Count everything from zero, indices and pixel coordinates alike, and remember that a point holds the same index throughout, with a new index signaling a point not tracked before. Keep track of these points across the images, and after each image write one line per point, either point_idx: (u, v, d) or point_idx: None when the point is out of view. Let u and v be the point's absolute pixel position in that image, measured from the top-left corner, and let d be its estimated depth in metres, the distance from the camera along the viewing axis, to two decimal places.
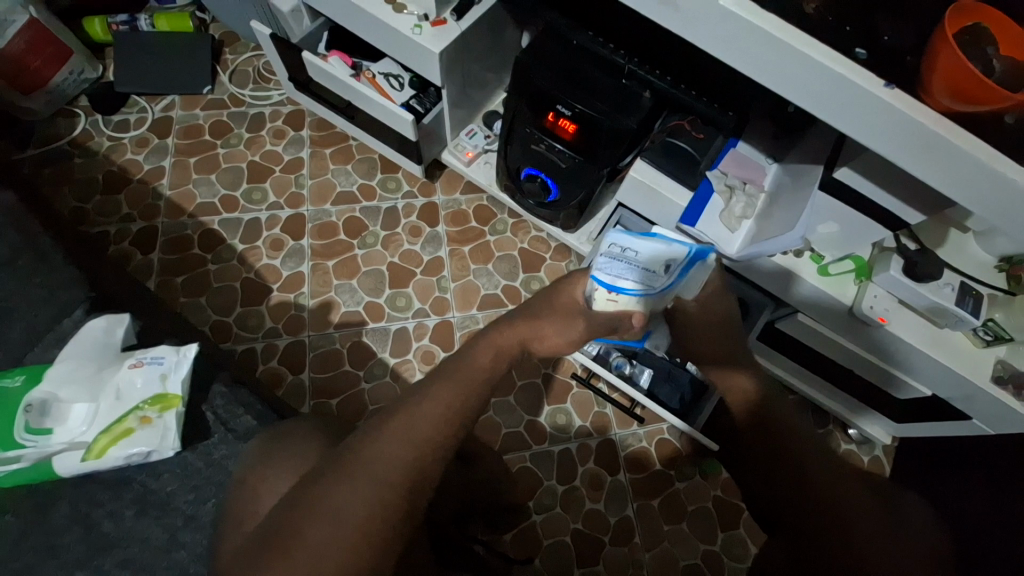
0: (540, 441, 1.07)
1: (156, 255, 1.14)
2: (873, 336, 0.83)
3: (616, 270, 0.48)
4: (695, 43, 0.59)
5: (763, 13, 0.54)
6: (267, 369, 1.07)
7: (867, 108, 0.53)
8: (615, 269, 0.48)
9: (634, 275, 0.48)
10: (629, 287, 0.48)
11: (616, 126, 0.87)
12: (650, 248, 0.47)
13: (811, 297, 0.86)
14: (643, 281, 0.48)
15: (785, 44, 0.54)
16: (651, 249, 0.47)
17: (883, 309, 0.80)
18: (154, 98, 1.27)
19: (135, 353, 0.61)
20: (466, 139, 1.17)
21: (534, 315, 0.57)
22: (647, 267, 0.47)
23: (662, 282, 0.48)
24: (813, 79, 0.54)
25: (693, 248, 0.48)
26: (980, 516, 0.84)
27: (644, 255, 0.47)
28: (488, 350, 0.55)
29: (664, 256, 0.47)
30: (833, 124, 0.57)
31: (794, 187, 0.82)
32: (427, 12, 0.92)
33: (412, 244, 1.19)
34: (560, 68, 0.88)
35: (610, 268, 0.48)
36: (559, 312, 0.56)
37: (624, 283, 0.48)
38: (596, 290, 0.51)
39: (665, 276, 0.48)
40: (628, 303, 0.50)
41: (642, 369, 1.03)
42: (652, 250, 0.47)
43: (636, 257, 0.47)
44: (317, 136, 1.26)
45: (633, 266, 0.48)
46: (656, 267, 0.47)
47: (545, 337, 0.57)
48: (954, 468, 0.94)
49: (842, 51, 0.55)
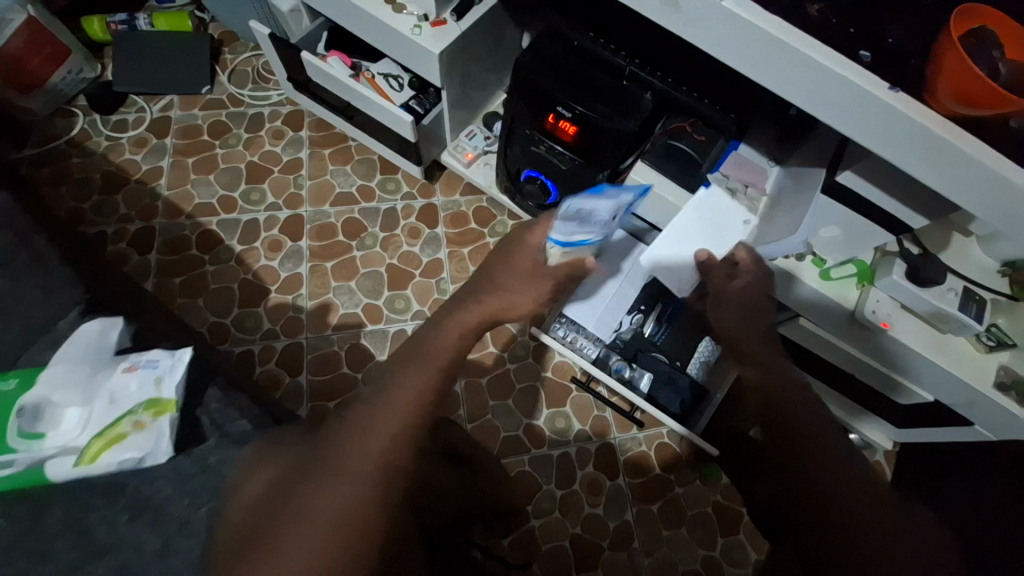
0: (539, 445, 1.06)
1: (153, 256, 1.13)
2: (876, 341, 0.83)
3: (572, 227, 0.61)
4: (697, 45, 0.59)
5: (766, 16, 0.53)
6: (264, 372, 1.06)
7: (872, 112, 0.53)
8: (574, 228, 0.62)
9: (587, 230, 0.63)
10: (582, 239, 0.63)
11: (616, 128, 0.85)
12: (600, 204, 0.62)
13: (812, 302, 0.85)
14: (592, 233, 0.64)
15: (787, 46, 0.53)
16: (600, 205, 0.62)
17: (886, 314, 0.79)
18: (153, 97, 1.27)
19: (128, 357, 0.60)
20: (466, 140, 1.17)
21: (499, 286, 0.60)
22: (598, 221, 0.63)
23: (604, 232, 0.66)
24: (817, 82, 0.54)
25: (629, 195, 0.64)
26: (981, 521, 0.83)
27: (595, 212, 0.62)
28: (457, 329, 0.57)
29: (612, 207, 0.62)
30: (836, 127, 0.56)
31: (796, 190, 0.82)
32: (426, 12, 0.91)
33: (411, 246, 1.18)
34: (561, 69, 0.87)
35: (569, 229, 0.61)
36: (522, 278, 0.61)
37: (579, 237, 0.63)
38: (556, 250, 0.62)
39: (607, 223, 0.64)
40: (579, 252, 0.65)
41: (641, 373, 1.01)
42: (600, 206, 0.62)
43: (589, 213, 0.62)
44: (316, 137, 1.26)
45: (586, 222, 0.62)
46: (604, 218, 0.63)
47: (516, 306, 0.60)
48: (957, 475, 0.93)
49: (846, 54, 0.54)
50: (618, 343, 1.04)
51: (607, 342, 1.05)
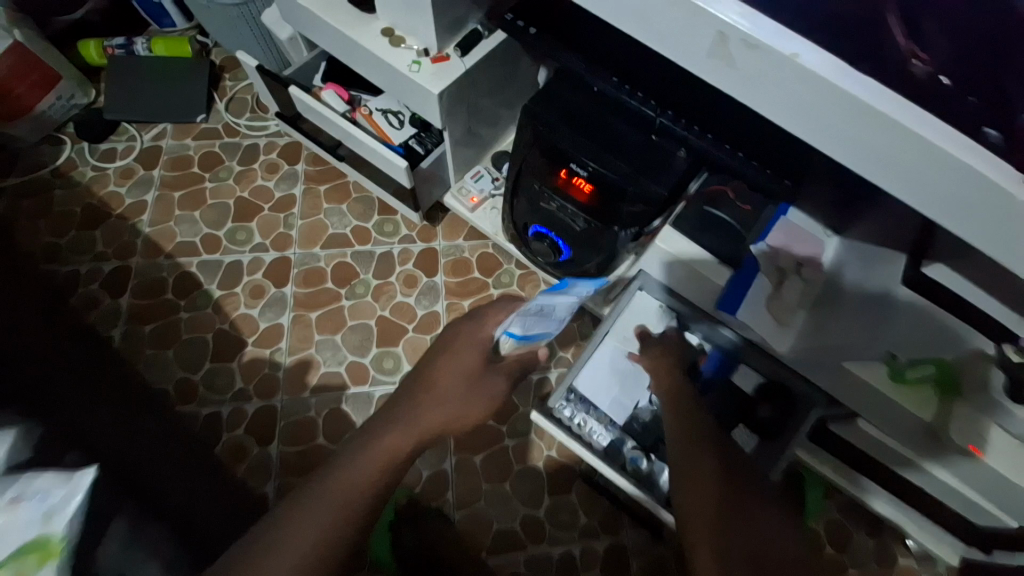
0: (537, 541, 0.91)
1: (126, 300, 1.04)
2: (965, 463, 0.64)
3: (528, 324, 0.58)
4: (753, 107, 0.45)
5: (853, 76, 0.40)
6: (231, 439, 0.95)
7: (1000, 212, 0.38)
8: (528, 325, 0.59)
9: (547, 325, 0.60)
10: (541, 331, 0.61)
11: (641, 191, 0.72)
12: (561, 301, 0.59)
13: (879, 405, 0.67)
14: (551, 325, 0.61)
15: (882, 118, 0.39)
16: (561, 303, 0.59)
17: (975, 435, 0.60)
18: (145, 125, 1.19)
19: (7, 488, 0.45)
20: (471, 182, 1.05)
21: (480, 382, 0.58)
22: (556, 316, 0.61)
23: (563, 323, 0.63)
24: (921, 170, 0.40)
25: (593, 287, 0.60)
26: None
27: (555, 309, 0.59)
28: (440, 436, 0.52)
29: (570, 306, 0.59)
30: (943, 223, 0.42)
31: (863, 272, 0.69)
32: (427, 46, 0.81)
33: (405, 297, 1.06)
34: (577, 117, 0.75)
35: (522, 325, 0.58)
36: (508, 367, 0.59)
37: (535, 332, 0.60)
38: (506, 341, 0.60)
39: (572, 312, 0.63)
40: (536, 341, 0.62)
41: (662, 466, 0.86)
42: (560, 303, 0.59)
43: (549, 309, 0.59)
44: (312, 172, 1.16)
45: (542, 317, 0.59)
46: (564, 315, 0.61)
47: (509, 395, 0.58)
48: None
49: (963, 131, 0.39)
50: (634, 428, 0.88)
51: (621, 426, 0.89)
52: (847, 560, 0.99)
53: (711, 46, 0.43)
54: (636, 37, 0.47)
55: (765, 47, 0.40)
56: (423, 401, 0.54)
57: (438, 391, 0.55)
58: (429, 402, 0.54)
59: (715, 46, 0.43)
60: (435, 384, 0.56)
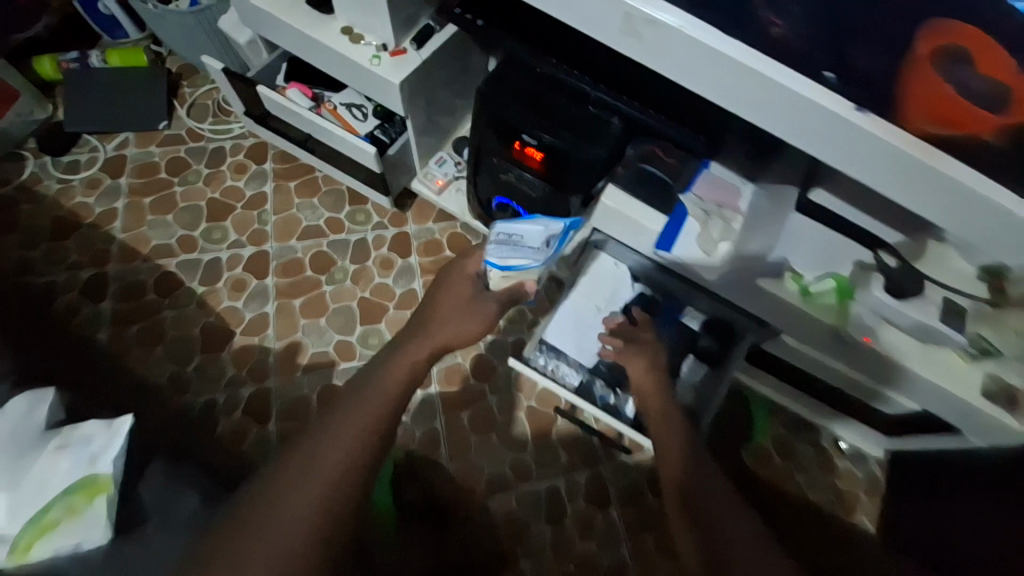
0: (525, 481, 1.02)
1: (107, 305, 1.07)
2: (868, 359, 0.82)
3: (505, 253, 0.70)
4: (661, 71, 0.57)
5: (727, 41, 0.52)
6: (229, 423, 1.00)
7: (844, 135, 0.53)
8: (504, 251, 0.70)
9: (521, 253, 0.70)
10: (517, 262, 0.70)
11: (585, 155, 0.84)
12: (529, 232, 0.71)
13: (795, 317, 0.84)
14: (528, 255, 0.70)
15: (751, 73, 0.52)
16: (529, 233, 0.71)
17: (867, 329, 0.80)
18: (106, 136, 1.21)
19: (57, 435, 0.54)
20: (435, 167, 1.14)
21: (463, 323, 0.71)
22: (530, 246, 0.70)
23: (542, 255, 0.71)
24: (785, 108, 0.54)
25: (561, 226, 0.73)
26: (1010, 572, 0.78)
27: (525, 238, 0.71)
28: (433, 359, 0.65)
29: (542, 234, 0.71)
30: (811, 150, 0.56)
31: (771, 210, 0.82)
32: (385, 42, 0.89)
33: (383, 278, 1.14)
34: (524, 96, 0.85)
35: (499, 252, 0.70)
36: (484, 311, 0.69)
37: (513, 261, 0.69)
38: (492, 272, 0.71)
39: (546, 248, 0.71)
40: (518, 273, 0.71)
41: (626, 399, 0.99)
42: (530, 232, 0.71)
43: (519, 239, 0.71)
44: (280, 169, 1.21)
45: (516, 245, 0.70)
46: (537, 244, 0.70)
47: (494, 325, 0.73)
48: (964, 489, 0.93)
49: (808, 77, 0.52)
50: (601, 369, 1.00)
51: (589, 368, 1.01)
52: (793, 465, 1.15)
53: (622, 25, 0.54)
54: (564, 21, 0.58)
55: (661, 24, 0.52)
56: (430, 334, 0.69)
57: (439, 326, 0.70)
58: (437, 328, 0.70)
59: (624, 24, 0.54)
60: (436, 312, 0.71)
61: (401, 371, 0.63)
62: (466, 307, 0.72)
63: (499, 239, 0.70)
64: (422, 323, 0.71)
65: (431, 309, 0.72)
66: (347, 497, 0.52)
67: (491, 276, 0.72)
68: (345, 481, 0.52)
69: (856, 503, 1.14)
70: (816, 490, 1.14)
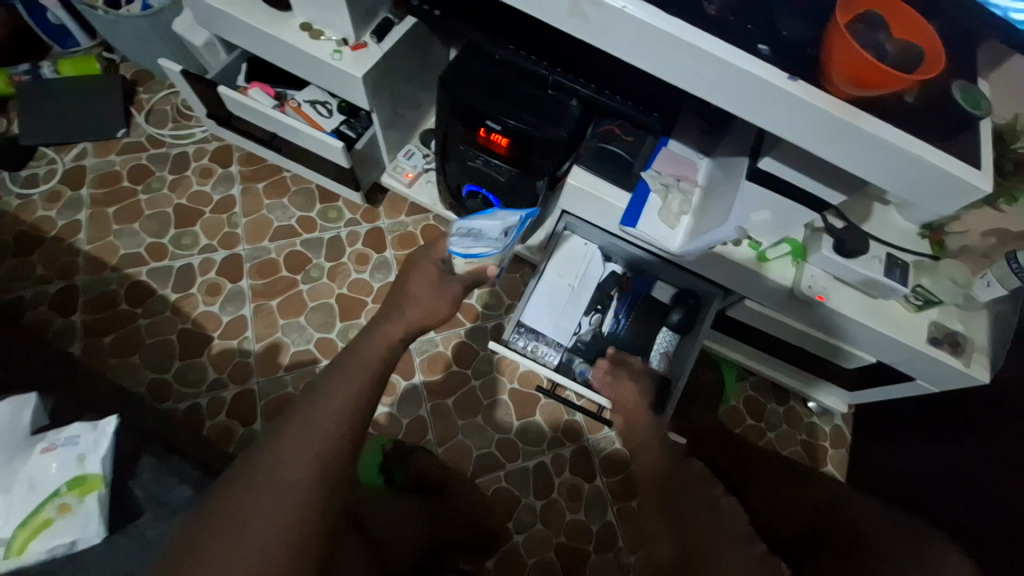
0: (513, 459, 1.05)
1: (79, 317, 1.06)
2: (823, 314, 0.88)
3: (467, 243, 0.71)
4: (609, 51, 0.60)
5: (668, 19, 0.55)
6: (215, 425, 1.01)
7: (779, 102, 0.56)
8: (466, 242, 0.71)
9: (482, 244, 0.71)
10: (479, 252, 0.71)
11: (547, 136, 0.86)
12: (489, 223, 0.71)
13: (755, 281, 0.89)
14: (488, 245, 0.71)
15: (693, 47, 0.55)
16: (489, 224, 0.71)
17: (821, 287, 0.84)
18: (63, 147, 1.18)
19: (45, 437, 0.54)
20: (403, 160, 1.15)
21: (438, 305, 0.73)
22: (489, 237, 0.71)
23: (501, 244, 0.73)
24: (725, 79, 0.57)
25: (520, 216, 0.72)
26: (961, 499, 0.86)
27: (485, 230, 0.71)
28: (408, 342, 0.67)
29: (499, 227, 0.71)
30: (752, 119, 0.60)
31: (724, 181, 0.83)
32: (345, 36, 0.90)
33: (360, 273, 1.15)
34: (485, 84, 0.87)
35: (462, 242, 0.71)
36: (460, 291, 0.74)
37: (475, 251, 0.71)
38: (456, 259, 0.74)
39: (505, 238, 0.72)
40: (482, 261, 0.73)
41: None
42: (489, 225, 0.70)
43: (480, 231, 0.71)
44: (247, 172, 1.20)
45: (477, 237, 0.71)
46: (496, 236, 0.71)
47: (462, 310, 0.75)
48: (924, 430, 1.00)
49: (744, 49, 0.56)
50: (579, 346, 1.06)
51: (568, 346, 1.05)
52: (765, 425, 1.22)
53: (569, 8, 0.57)
54: (514, 6, 0.60)
55: (605, 5, 0.55)
56: (404, 313, 0.71)
57: (412, 303, 0.72)
58: (411, 305, 0.72)
59: (571, 7, 0.57)
60: (410, 291, 0.73)
61: (379, 343, 0.67)
62: (437, 287, 0.74)
63: (460, 233, 0.70)
64: (396, 300, 0.73)
65: (404, 286, 0.73)
66: (338, 468, 0.55)
67: (454, 262, 0.74)
68: (337, 458, 0.55)
69: (825, 454, 1.21)
70: (788, 446, 1.21)
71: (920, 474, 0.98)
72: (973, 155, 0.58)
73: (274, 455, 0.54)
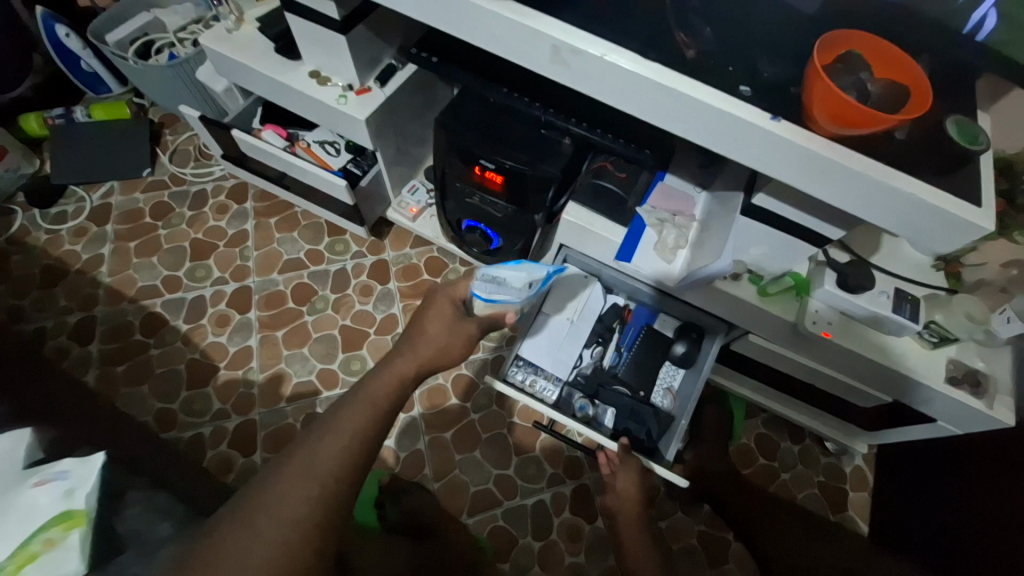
0: (512, 497, 1.03)
1: (94, 346, 1.10)
2: (830, 351, 0.84)
3: (490, 289, 0.69)
4: (592, 94, 0.61)
5: (647, 64, 0.57)
6: (216, 456, 1.02)
7: (762, 142, 0.56)
8: (489, 288, 0.69)
9: (504, 292, 0.68)
10: (499, 299, 0.69)
11: (539, 174, 0.88)
12: (514, 274, 0.68)
13: (757, 316, 0.87)
14: (511, 294, 0.69)
15: (673, 91, 0.56)
16: (515, 274, 0.68)
17: (827, 324, 0.81)
18: (92, 186, 1.26)
19: (34, 474, 0.55)
20: (408, 195, 1.18)
21: (428, 341, 0.74)
22: (513, 287, 0.68)
23: (524, 295, 0.69)
24: (708, 121, 0.57)
25: (548, 270, 0.69)
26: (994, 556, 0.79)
27: (509, 279, 0.68)
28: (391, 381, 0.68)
29: (524, 279, 0.68)
30: (736, 158, 0.60)
31: (721, 214, 0.82)
32: (350, 82, 0.94)
33: (364, 305, 1.17)
34: (480, 125, 0.90)
35: (486, 288, 0.69)
36: (450, 327, 0.74)
37: (496, 296, 0.69)
38: (477, 301, 0.71)
39: (529, 291, 0.69)
40: (502, 306, 0.72)
41: (604, 409, 1.01)
42: (514, 275, 0.68)
43: (504, 279, 0.68)
44: (260, 207, 1.26)
45: (502, 286, 0.69)
46: (520, 286, 0.68)
47: (452, 351, 0.75)
48: (951, 476, 0.93)
49: (725, 91, 0.57)
50: (579, 380, 1.04)
51: (567, 381, 1.04)
52: (779, 465, 1.17)
53: (550, 56, 0.59)
54: (500, 55, 0.63)
55: (584, 52, 0.57)
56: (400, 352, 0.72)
57: (426, 341, 0.74)
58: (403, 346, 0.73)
59: (553, 55, 0.59)
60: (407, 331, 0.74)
61: (388, 380, 0.68)
62: (432, 329, 0.74)
63: (483, 279, 0.68)
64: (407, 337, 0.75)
65: (421, 325, 0.75)
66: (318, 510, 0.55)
67: (475, 304, 0.72)
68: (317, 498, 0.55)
69: (845, 499, 1.14)
70: (803, 488, 1.15)
71: (951, 528, 0.90)
72: (972, 190, 0.55)
73: (256, 493, 0.53)
